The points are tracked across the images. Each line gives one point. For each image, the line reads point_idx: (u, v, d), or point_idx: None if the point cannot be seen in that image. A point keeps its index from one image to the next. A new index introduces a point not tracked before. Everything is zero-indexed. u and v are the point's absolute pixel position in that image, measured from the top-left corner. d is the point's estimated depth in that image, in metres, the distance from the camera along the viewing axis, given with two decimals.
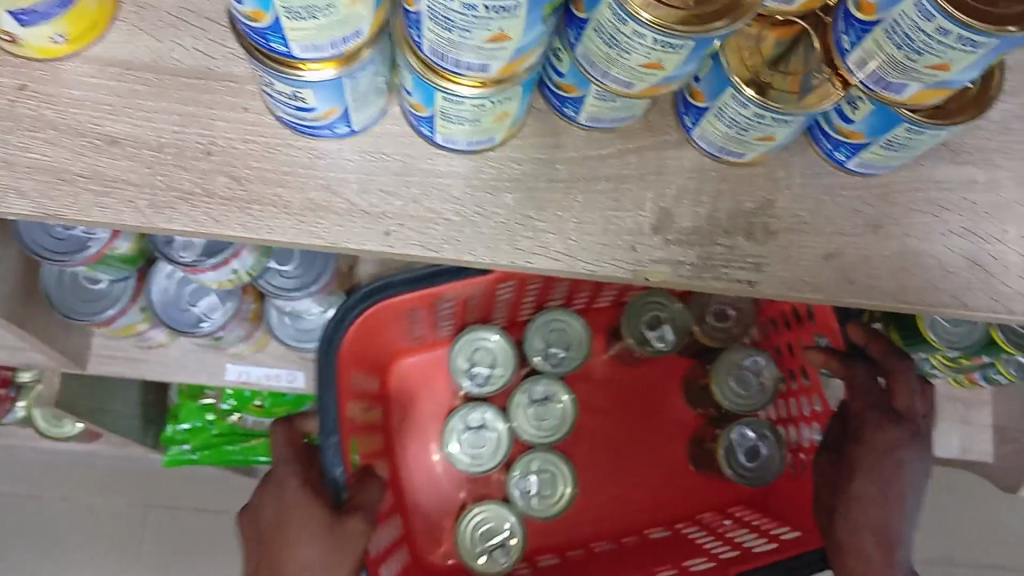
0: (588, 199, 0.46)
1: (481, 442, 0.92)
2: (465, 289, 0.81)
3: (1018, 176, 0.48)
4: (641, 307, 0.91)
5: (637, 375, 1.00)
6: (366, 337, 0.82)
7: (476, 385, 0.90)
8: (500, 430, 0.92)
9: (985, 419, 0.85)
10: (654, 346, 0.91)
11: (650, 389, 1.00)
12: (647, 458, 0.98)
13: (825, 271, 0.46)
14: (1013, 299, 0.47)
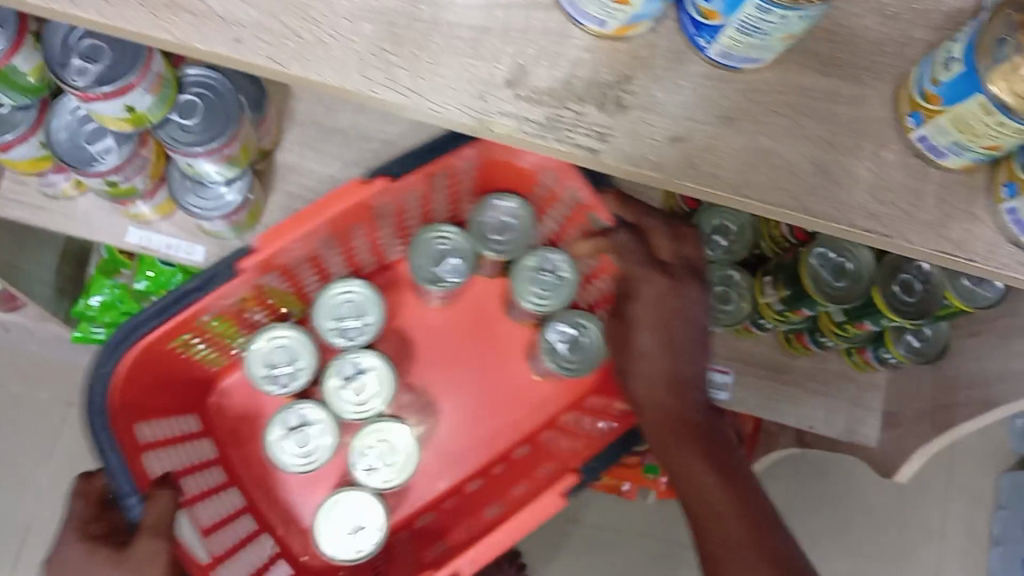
0: (446, 42, 0.46)
1: (308, 437, 0.91)
2: (222, 291, 0.80)
3: (882, 96, 0.48)
4: (428, 241, 0.90)
5: (460, 313, 0.99)
6: (148, 372, 0.85)
7: (280, 386, 0.90)
8: (321, 419, 0.91)
9: (876, 404, 0.84)
10: (450, 281, 0.91)
11: (479, 325, 0.99)
12: (486, 389, 0.99)
13: (669, 152, 0.46)
14: (854, 212, 0.47)
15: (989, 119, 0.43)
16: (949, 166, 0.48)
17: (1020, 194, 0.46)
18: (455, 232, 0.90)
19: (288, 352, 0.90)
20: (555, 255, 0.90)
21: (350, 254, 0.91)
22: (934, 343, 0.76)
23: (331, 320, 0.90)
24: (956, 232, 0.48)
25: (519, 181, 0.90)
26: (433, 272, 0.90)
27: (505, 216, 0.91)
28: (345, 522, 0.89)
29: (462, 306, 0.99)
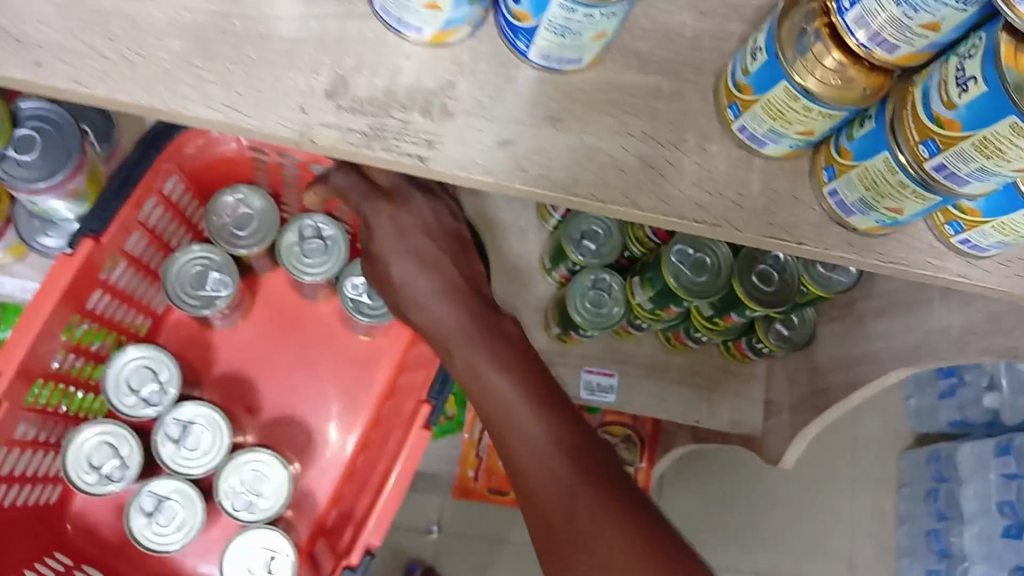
0: (260, 55, 0.45)
1: (174, 511, 0.79)
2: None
3: (702, 91, 0.50)
4: (176, 268, 0.80)
5: (257, 318, 0.91)
6: None
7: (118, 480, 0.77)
8: (177, 488, 0.80)
9: (757, 394, 0.86)
10: (222, 297, 0.81)
11: (283, 320, 0.92)
12: (316, 377, 0.91)
13: (497, 156, 0.46)
14: (682, 204, 0.48)
15: (797, 104, 0.45)
16: (771, 154, 0.49)
17: (840, 176, 0.48)
18: (202, 248, 0.81)
19: (100, 447, 0.77)
20: (310, 218, 0.83)
21: (111, 324, 0.80)
22: (802, 328, 0.79)
23: (133, 395, 0.79)
24: (784, 217, 0.49)
25: (232, 155, 0.81)
26: (200, 296, 0.80)
27: (241, 206, 0.82)
28: (253, 565, 0.80)
29: (259, 309, 0.92)
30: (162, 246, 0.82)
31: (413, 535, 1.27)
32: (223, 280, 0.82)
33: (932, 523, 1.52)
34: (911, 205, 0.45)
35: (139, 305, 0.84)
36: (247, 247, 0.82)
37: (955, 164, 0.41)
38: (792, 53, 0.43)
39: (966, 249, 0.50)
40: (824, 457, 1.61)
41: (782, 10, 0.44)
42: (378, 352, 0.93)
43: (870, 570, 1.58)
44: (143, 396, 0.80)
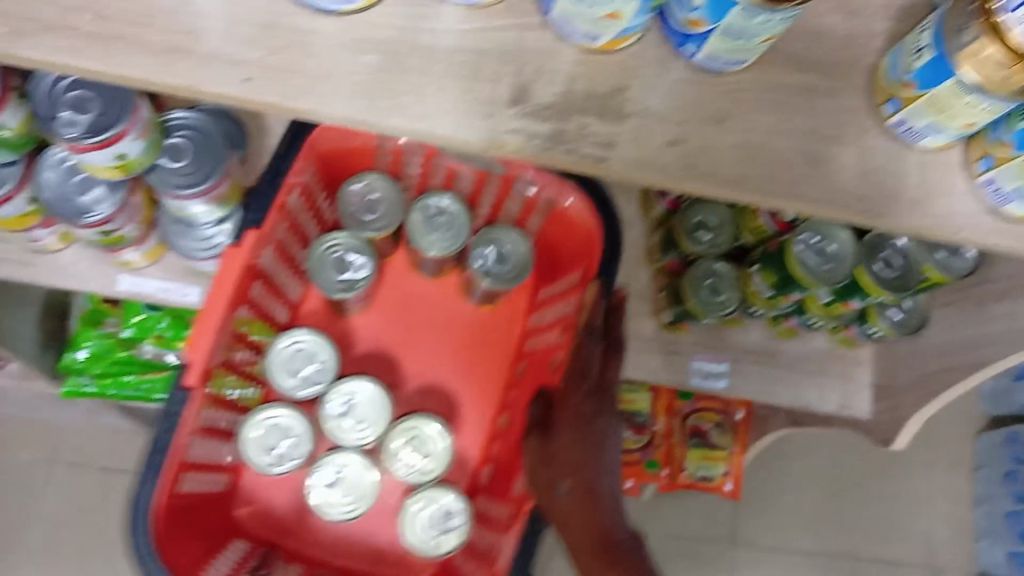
0: (449, 67, 0.47)
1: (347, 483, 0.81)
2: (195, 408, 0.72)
3: (858, 87, 0.51)
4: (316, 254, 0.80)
5: (386, 303, 0.90)
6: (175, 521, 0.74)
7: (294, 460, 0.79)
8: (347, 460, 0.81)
9: (865, 378, 0.88)
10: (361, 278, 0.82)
11: (412, 301, 0.91)
12: (457, 339, 0.90)
13: (669, 155, 0.49)
14: (844, 196, 0.50)
15: (960, 99, 0.46)
16: (927, 146, 0.51)
17: (998, 167, 0.49)
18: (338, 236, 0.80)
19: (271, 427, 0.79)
20: (433, 196, 0.81)
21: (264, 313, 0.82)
22: (915, 315, 0.79)
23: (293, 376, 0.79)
24: (941, 206, 0.51)
25: (354, 144, 0.82)
26: (342, 281, 0.81)
27: (368, 190, 0.82)
28: (431, 522, 0.80)
29: (386, 292, 0.90)
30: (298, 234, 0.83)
31: None
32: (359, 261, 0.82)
33: (1011, 505, 1.53)
34: None
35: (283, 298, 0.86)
36: (379, 228, 0.83)
37: None
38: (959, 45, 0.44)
39: None
40: None
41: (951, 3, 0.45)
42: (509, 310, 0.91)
43: (947, 551, 1.59)
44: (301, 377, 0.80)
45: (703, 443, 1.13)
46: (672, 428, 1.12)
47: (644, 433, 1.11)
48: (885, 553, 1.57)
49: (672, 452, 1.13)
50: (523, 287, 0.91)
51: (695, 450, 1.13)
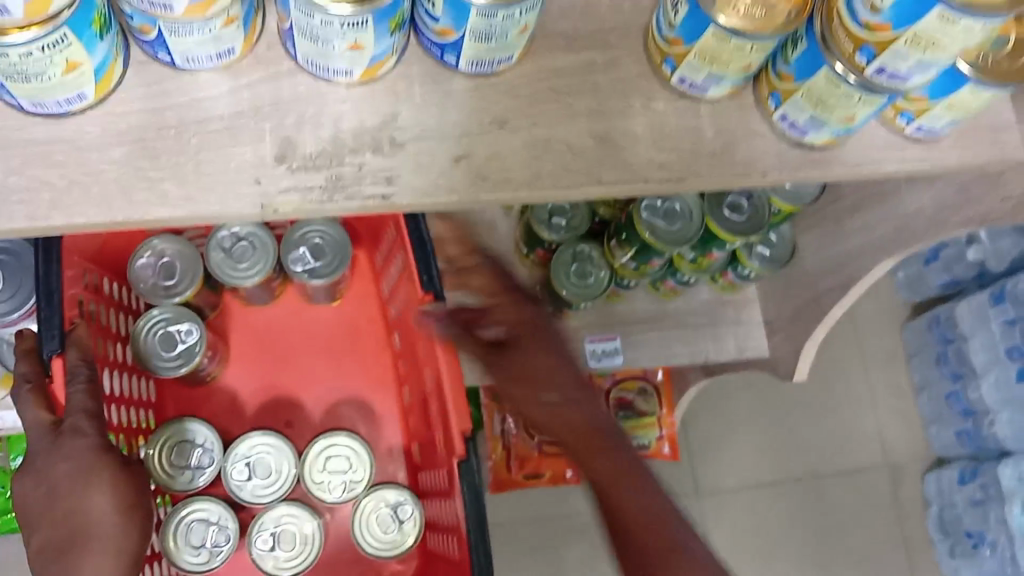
0: (204, 141, 0.45)
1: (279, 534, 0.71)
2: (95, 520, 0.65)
3: (634, 53, 0.50)
4: (140, 343, 0.70)
5: (237, 356, 0.81)
6: None
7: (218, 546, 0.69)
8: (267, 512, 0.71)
9: (756, 316, 0.88)
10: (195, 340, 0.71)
11: (265, 335, 0.81)
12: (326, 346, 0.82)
13: (456, 173, 0.47)
14: (644, 167, 0.49)
15: (729, 46, 0.45)
16: (714, 96, 0.50)
17: (786, 102, 0.48)
18: (159, 310, 0.71)
19: (188, 529, 0.69)
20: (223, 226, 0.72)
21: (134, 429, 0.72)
22: (781, 246, 0.80)
23: (179, 471, 0.70)
24: (743, 153, 0.50)
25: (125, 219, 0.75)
26: (175, 354, 0.71)
27: (159, 256, 0.72)
28: (384, 525, 0.71)
29: (234, 338, 0.81)
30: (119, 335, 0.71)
31: None
32: (186, 329, 0.71)
33: (950, 386, 1.56)
34: (861, 110, 0.46)
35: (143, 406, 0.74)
36: (186, 290, 0.72)
37: (894, 65, 0.42)
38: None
39: (919, 134, 0.51)
40: (830, 349, 1.65)
41: None
42: (363, 296, 0.83)
43: (902, 444, 1.63)
44: (195, 467, 0.71)
45: (632, 413, 1.12)
46: None
47: None
48: (844, 463, 1.60)
49: None
50: (362, 270, 0.83)
51: (626, 422, 1.12)
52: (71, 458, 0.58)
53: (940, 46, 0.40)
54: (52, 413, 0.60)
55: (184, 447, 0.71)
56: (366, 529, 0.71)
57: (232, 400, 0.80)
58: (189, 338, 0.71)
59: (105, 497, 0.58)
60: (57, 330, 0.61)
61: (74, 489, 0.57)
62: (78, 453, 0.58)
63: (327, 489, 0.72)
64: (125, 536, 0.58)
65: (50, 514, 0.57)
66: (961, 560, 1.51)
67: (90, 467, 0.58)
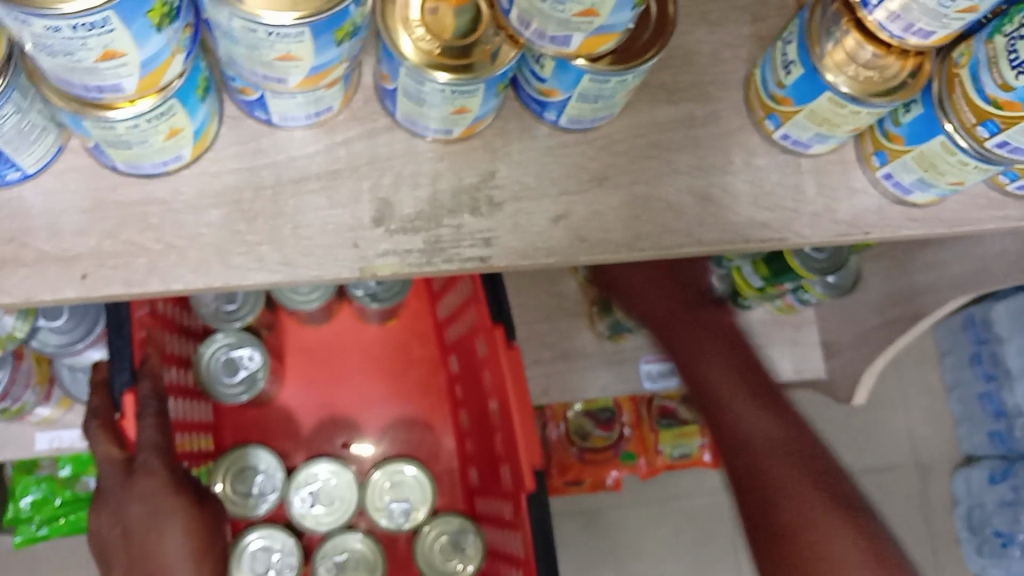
0: (301, 202, 0.44)
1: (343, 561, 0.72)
2: None
3: (735, 105, 0.49)
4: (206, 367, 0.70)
5: (292, 376, 0.81)
6: None
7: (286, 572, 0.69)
8: (331, 538, 0.72)
9: (814, 338, 0.86)
10: (257, 368, 0.72)
11: (322, 354, 0.81)
12: (382, 369, 0.82)
13: (556, 234, 0.46)
14: (746, 228, 0.48)
15: (844, 109, 0.44)
16: (817, 152, 0.48)
17: (893, 160, 0.47)
18: (223, 335, 0.70)
19: (254, 559, 0.69)
20: None
21: (196, 452, 0.72)
22: (846, 275, 0.77)
23: (244, 498, 0.71)
24: (845, 211, 0.49)
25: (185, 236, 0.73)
26: (240, 381, 0.71)
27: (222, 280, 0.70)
28: (446, 554, 0.72)
29: (290, 358, 0.81)
30: (181, 359, 0.71)
31: None
32: (252, 357, 0.72)
33: (983, 387, 1.55)
34: (973, 176, 0.45)
35: (202, 428, 0.74)
36: (248, 315, 0.71)
37: (1019, 140, 0.41)
38: (823, 58, 0.43)
39: (1021, 192, 0.50)
40: None
41: (807, 23, 0.43)
42: (418, 315, 0.84)
43: (932, 445, 1.60)
44: (257, 494, 0.71)
45: (674, 422, 1.12)
46: (639, 417, 1.12)
47: (615, 428, 1.11)
48: (869, 461, 1.57)
49: (645, 440, 1.12)
50: (419, 292, 0.83)
51: (669, 431, 1.13)
52: (144, 501, 0.56)
53: None
54: (124, 450, 0.59)
55: (249, 474, 0.72)
56: (425, 556, 0.73)
57: (288, 419, 0.80)
58: (252, 364, 0.72)
59: (178, 536, 0.56)
60: (128, 363, 0.60)
61: (150, 533, 0.56)
62: (151, 494, 0.56)
63: (389, 514, 0.73)
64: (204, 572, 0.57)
65: (128, 554, 0.56)
66: (988, 559, 1.51)
67: (163, 509, 0.56)
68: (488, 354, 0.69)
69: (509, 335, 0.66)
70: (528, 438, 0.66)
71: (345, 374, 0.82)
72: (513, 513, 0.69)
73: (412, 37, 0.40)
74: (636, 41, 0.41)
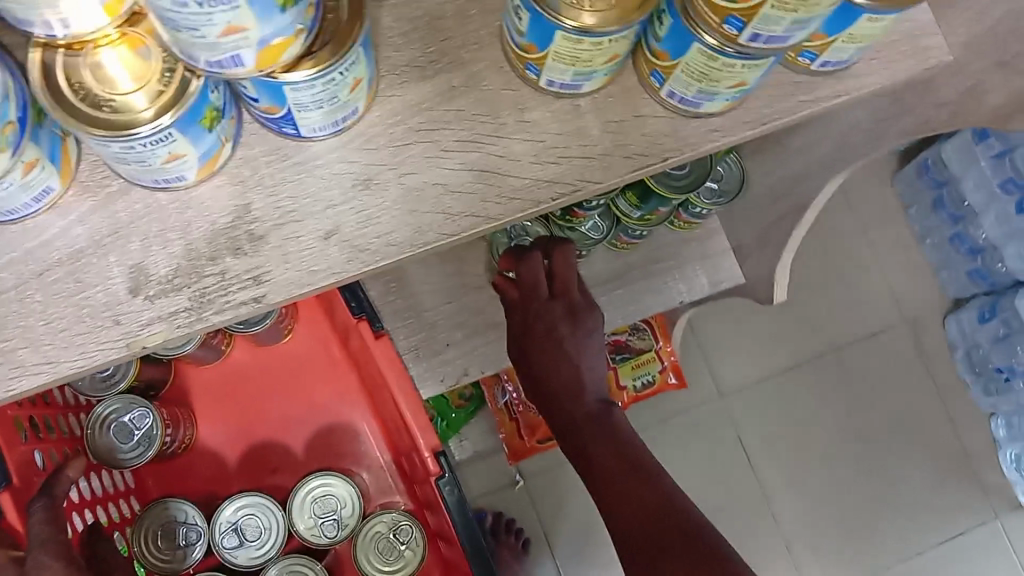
0: (50, 293, 0.41)
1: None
2: None
3: (495, 62, 0.45)
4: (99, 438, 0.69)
5: (207, 414, 0.80)
6: None
7: None
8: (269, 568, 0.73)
9: (723, 245, 0.83)
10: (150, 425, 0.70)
11: (230, 384, 0.80)
12: (291, 387, 0.82)
13: (330, 251, 0.43)
14: (533, 189, 0.44)
15: (585, 44, 0.40)
16: (591, 88, 0.44)
17: (669, 78, 0.43)
18: (106, 404, 0.69)
19: None
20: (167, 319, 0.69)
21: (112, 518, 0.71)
22: (730, 178, 0.74)
23: (171, 553, 0.71)
24: (638, 142, 0.45)
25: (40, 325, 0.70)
26: (138, 441, 0.69)
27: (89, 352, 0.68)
28: (385, 552, 0.74)
29: (197, 399, 0.80)
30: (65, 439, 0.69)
31: (500, 493, 1.23)
32: (141, 415, 0.70)
33: (951, 229, 1.48)
34: (750, 74, 0.41)
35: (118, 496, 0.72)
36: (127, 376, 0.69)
37: (768, 30, 0.37)
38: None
39: (827, 67, 0.46)
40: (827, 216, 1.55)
41: None
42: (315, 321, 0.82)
43: (914, 296, 1.54)
44: (184, 544, 0.72)
45: (628, 355, 1.11)
46: None
47: None
48: (858, 329, 1.51)
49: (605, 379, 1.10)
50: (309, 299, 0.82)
51: (626, 365, 1.11)
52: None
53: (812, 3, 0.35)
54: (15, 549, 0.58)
55: (169, 530, 0.72)
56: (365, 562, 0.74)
57: (212, 463, 0.80)
58: (146, 423, 0.70)
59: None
60: None
61: None
62: None
63: (320, 531, 0.75)
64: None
65: None
66: (998, 396, 1.43)
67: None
68: (364, 347, 0.67)
69: (376, 325, 0.64)
70: (421, 423, 0.64)
71: (256, 402, 0.81)
72: (434, 495, 0.68)
73: (90, 100, 0.36)
74: (338, 27, 0.38)
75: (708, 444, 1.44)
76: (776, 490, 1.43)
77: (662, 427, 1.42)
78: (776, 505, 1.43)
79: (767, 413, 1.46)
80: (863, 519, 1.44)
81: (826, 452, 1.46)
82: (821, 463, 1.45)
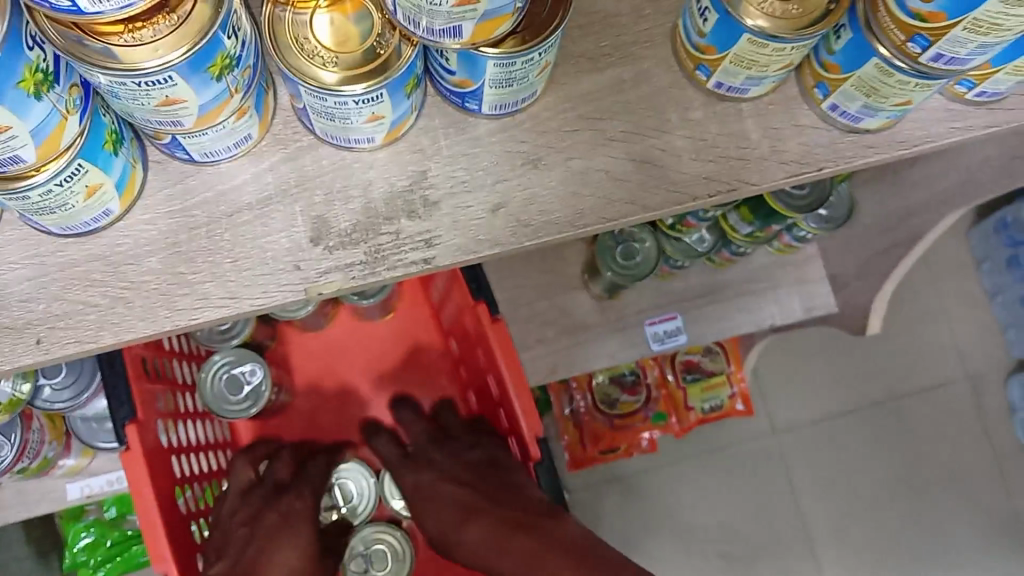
0: (237, 234, 0.44)
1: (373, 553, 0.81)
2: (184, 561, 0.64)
3: (664, 62, 0.47)
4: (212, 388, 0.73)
5: (305, 379, 0.86)
6: None
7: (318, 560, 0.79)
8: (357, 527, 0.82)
9: (819, 273, 0.84)
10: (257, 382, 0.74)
11: (327, 354, 0.86)
12: (386, 361, 0.87)
13: (496, 223, 0.45)
14: (691, 184, 0.47)
15: (767, 49, 0.42)
16: (755, 95, 0.47)
17: (834, 91, 0.45)
18: (220, 355, 0.73)
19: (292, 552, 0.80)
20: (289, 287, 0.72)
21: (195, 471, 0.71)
22: (838, 206, 0.76)
23: None
24: (795, 149, 0.47)
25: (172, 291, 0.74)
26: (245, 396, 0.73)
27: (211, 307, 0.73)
28: None
29: (296, 363, 0.86)
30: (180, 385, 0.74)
31: None
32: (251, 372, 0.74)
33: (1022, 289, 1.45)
34: (918, 94, 0.43)
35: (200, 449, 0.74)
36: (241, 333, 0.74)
37: (952, 50, 0.39)
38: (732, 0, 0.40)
39: (983, 97, 0.47)
40: None
41: None
42: (415, 305, 0.88)
43: (982, 354, 1.51)
44: None
45: (699, 376, 1.12)
46: (665, 374, 1.10)
47: (642, 390, 1.10)
48: (921, 380, 1.49)
49: (673, 397, 1.11)
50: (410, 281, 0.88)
51: (696, 386, 1.12)
52: None
53: (1004, 27, 0.37)
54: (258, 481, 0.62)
55: None
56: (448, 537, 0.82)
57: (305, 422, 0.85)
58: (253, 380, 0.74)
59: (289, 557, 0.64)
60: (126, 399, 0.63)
61: None
62: None
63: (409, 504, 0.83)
64: (307, 574, 0.65)
65: None
66: None
67: None
68: (475, 330, 0.70)
69: (493, 310, 0.66)
70: (526, 407, 0.66)
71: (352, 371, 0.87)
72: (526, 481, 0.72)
73: (309, 58, 0.39)
74: (538, 14, 0.40)
75: (755, 479, 1.42)
76: (821, 534, 1.41)
77: (713, 456, 1.42)
78: (820, 550, 1.41)
79: (821, 456, 1.44)
80: (908, 574, 1.41)
81: (874, 502, 1.44)
82: (870, 511, 1.43)
